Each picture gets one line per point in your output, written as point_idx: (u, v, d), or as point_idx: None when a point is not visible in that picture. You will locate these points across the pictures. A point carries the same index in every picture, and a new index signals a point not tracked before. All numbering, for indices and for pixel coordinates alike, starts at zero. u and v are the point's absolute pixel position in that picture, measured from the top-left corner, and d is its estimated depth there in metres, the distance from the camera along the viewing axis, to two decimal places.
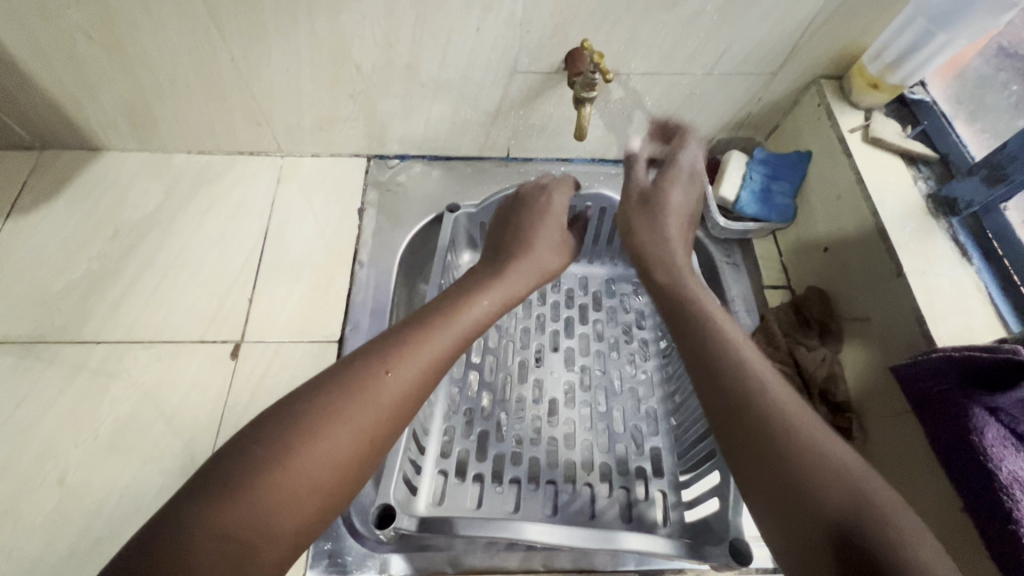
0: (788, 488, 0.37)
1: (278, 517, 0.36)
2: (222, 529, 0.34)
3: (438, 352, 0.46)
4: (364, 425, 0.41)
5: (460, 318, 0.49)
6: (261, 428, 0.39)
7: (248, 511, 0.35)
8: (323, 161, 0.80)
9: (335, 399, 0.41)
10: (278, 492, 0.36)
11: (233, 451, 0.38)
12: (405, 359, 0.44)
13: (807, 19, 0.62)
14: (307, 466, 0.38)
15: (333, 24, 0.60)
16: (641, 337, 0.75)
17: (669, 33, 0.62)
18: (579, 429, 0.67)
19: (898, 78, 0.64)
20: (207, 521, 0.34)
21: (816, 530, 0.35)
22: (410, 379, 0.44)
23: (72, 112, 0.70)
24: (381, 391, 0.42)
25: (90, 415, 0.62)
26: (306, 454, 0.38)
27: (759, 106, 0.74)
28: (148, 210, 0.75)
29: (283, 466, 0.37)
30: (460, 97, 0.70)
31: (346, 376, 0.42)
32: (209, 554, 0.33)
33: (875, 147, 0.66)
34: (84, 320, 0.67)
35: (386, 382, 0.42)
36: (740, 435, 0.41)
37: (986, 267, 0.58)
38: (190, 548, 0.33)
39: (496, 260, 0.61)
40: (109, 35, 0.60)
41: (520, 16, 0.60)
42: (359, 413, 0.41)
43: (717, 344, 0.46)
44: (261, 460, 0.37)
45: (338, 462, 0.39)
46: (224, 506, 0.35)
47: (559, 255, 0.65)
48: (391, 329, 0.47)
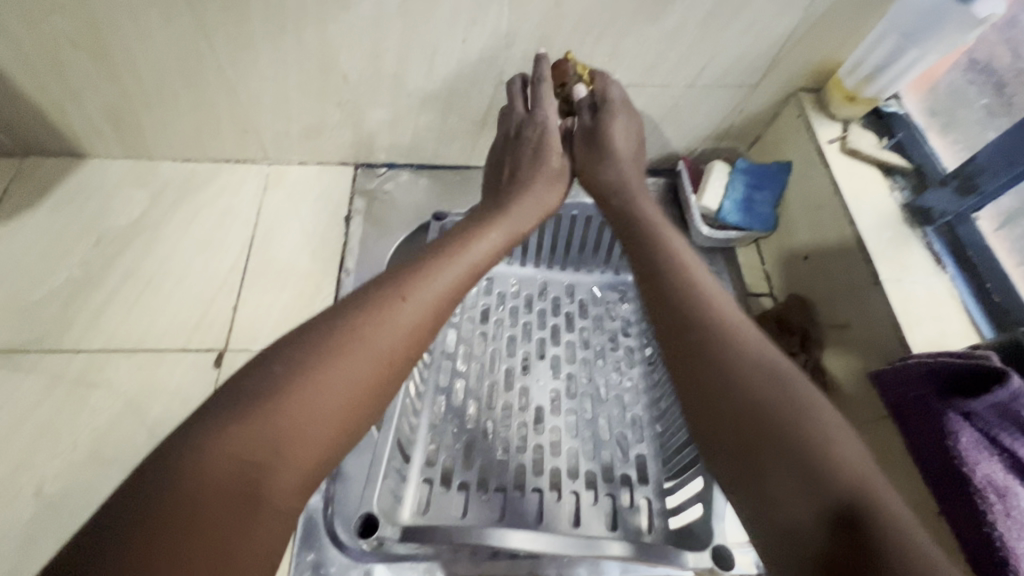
0: (756, 435, 0.37)
1: (296, 443, 0.35)
2: (237, 454, 0.33)
3: (451, 280, 0.47)
4: (383, 348, 0.41)
5: (468, 253, 0.50)
6: (269, 362, 0.38)
7: (265, 434, 0.35)
8: (310, 169, 0.80)
9: (349, 326, 0.41)
10: (295, 417, 0.36)
11: (243, 380, 0.37)
12: (420, 287, 0.45)
13: (785, 34, 0.63)
14: (325, 389, 0.37)
15: (321, 34, 0.60)
16: (627, 345, 0.76)
17: (651, 46, 0.64)
18: (565, 435, 0.67)
19: (873, 91, 0.66)
20: (221, 445, 0.33)
21: (786, 475, 0.35)
22: (427, 305, 0.45)
23: (56, 119, 0.70)
24: (399, 316, 0.43)
25: (70, 424, 0.61)
26: (324, 380, 0.38)
27: (741, 118, 0.76)
28: (132, 218, 0.75)
29: (300, 391, 0.37)
30: (447, 106, 0.71)
31: (361, 305, 0.42)
32: (223, 481, 0.32)
33: (852, 157, 0.67)
34: (64, 328, 0.66)
35: (404, 308, 0.43)
36: (715, 403, 0.40)
37: (960, 275, 0.59)
38: (204, 470, 0.32)
39: (497, 199, 0.58)
40: (95, 42, 0.60)
41: (506, 28, 0.61)
42: (377, 338, 0.41)
43: (698, 313, 0.44)
44: (278, 383, 0.37)
45: (360, 384, 0.39)
46: (237, 430, 0.34)
47: (557, 189, 0.61)
48: (401, 263, 0.48)
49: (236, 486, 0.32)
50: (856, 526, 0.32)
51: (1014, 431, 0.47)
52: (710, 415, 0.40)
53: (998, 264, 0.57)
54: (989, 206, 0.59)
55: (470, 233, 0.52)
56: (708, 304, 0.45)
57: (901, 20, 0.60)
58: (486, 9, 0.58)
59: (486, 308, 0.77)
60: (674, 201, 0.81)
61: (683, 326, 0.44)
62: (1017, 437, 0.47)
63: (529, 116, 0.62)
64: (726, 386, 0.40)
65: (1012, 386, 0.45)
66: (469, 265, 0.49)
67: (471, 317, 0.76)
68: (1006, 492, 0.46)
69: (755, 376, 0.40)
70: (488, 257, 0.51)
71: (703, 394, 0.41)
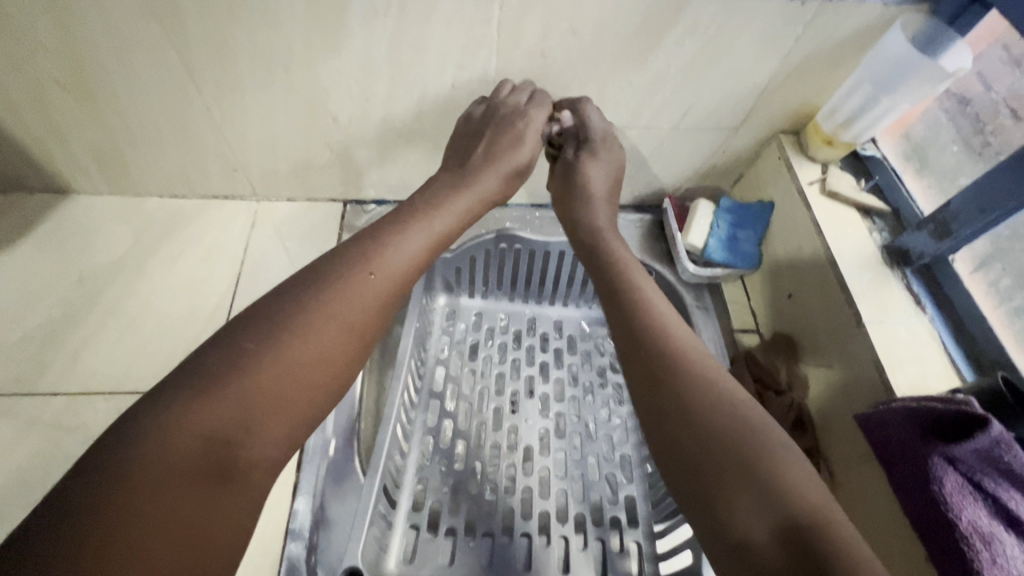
0: (705, 459, 0.38)
1: (266, 417, 0.35)
2: (199, 436, 0.33)
3: (414, 254, 0.46)
4: (348, 322, 0.40)
5: (432, 223, 0.49)
6: (222, 339, 0.37)
7: (232, 410, 0.34)
8: (299, 205, 0.80)
9: (312, 296, 0.40)
10: (260, 392, 0.35)
11: (204, 356, 0.36)
12: (386, 260, 0.44)
13: (763, 82, 0.65)
14: (287, 361, 0.37)
15: (309, 77, 0.61)
16: (615, 382, 0.76)
17: (636, 91, 0.65)
18: (554, 476, 0.67)
19: (850, 135, 0.68)
20: (181, 423, 0.32)
21: (740, 494, 0.36)
22: (394, 276, 0.44)
23: (40, 157, 0.69)
24: (365, 289, 0.41)
25: (42, 472, 0.59)
26: (288, 352, 0.37)
27: (723, 157, 0.78)
28: (116, 255, 0.74)
29: (266, 364, 0.36)
30: (435, 146, 0.72)
31: (323, 275, 0.41)
32: (188, 460, 0.32)
33: (832, 199, 0.69)
34: (41, 371, 0.65)
35: (368, 282, 0.42)
36: (675, 428, 0.40)
37: (939, 316, 0.60)
38: (168, 449, 0.31)
39: (464, 173, 0.58)
40: (80, 83, 0.60)
41: (493, 75, 0.62)
42: (340, 311, 0.40)
43: (661, 340, 0.45)
44: (244, 358, 0.36)
45: (329, 359, 0.39)
46: (200, 409, 0.33)
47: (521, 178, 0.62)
48: (364, 232, 0.46)
49: (204, 466, 0.32)
50: (804, 549, 0.32)
51: (999, 478, 0.47)
52: (671, 439, 0.40)
53: (975, 305, 0.58)
54: (964, 249, 0.60)
55: (435, 204, 0.52)
56: (666, 333, 0.46)
57: (876, 67, 0.61)
58: (474, 56, 0.60)
59: (475, 344, 0.77)
60: (660, 236, 0.82)
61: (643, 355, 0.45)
62: (1002, 484, 0.47)
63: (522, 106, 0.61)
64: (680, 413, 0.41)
65: (994, 432, 0.46)
66: (435, 233, 0.49)
67: (460, 353, 0.76)
68: (992, 539, 0.45)
69: (711, 400, 0.40)
70: (452, 230, 0.51)
71: (660, 421, 0.41)
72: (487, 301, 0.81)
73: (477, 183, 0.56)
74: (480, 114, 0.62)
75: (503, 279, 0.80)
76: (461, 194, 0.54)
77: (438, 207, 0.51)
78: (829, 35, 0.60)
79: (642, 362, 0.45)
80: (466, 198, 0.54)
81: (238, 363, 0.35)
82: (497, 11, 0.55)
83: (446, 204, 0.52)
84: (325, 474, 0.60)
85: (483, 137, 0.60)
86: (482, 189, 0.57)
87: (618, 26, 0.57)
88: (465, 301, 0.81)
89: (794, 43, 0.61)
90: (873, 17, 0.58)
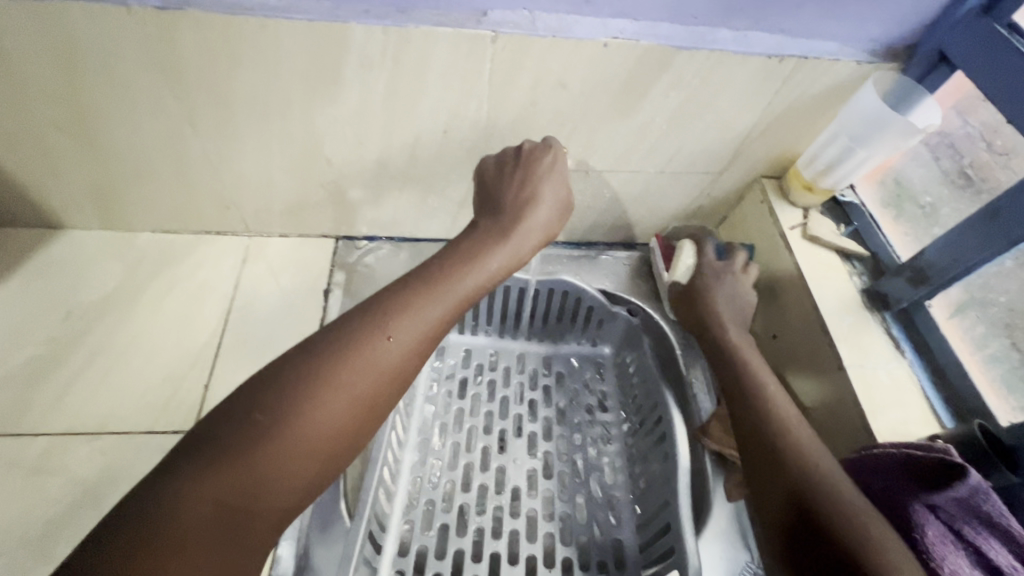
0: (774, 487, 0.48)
1: (271, 488, 0.36)
2: (220, 500, 0.34)
3: (437, 316, 0.45)
4: (360, 388, 0.40)
5: (461, 281, 0.47)
6: (229, 408, 0.37)
7: (240, 479, 0.35)
8: (291, 242, 0.81)
9: (325, 362, 0.40)
10: (271, 463, 0.36)
11: (223, 421, 0.36)
12: (406, 322, 0.43)
13: (744, 131, 0.68)
14: (293, 432, 0.37)
15: (305, 124, 0.62)
16: (603, 421, 0.76)
17: (623, 139, 0.67)
18: (542, 517, 0.67)
19: (830, 182, 0.70)
20: (193, 491, 0.33)
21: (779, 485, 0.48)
22: (411, 339, 0.43)
23: (35, 195, 0.70)
24: (382, 355, 0.41)
25: (20, 518, 0.58)
26: (295, 421, 0.37)
27: (708, 200, 0.80)
28: (107, 291, 0.74)
29: (271, 435, 0.36)
30: (428, 187, 0.73)
31: (338, 341, 0.41)
32: (207, 523, 0.33)
33: (814, 244, 0.71)
34: (25, 410, 0.64)
35: (380, 347, 0.41)
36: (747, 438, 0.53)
37: (918, 360, 0.62)
38: (188, 512, 0.33)
39: (495, 214, 0.55)
40: (79, 127, 0.61)
41: (485, 122, 0.64)
42: (350, 379, 0.40)
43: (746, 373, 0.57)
44: (255, 431, 0.36)
45: (337, 428, 0.39)
46: (218, 478, 0.34)
47: (561, 218, 0.58)
48: (387, 289, 0.46)
49: (221, 528, 0.33)
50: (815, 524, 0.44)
51: (978, 526, 0.48)
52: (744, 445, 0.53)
53: (952, 351, 0.60)
54: (940, 295, 0.62)
55: (468, 258, 0.49)
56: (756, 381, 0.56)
57: (852, 123, 0.65)
58: (466, 105, 0.61)
59: (464, 381, 0.78)
60: (648, 275, 0.83)
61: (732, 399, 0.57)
62: (981, 533, 0.47)
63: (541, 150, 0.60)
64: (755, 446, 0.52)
65: (972, 482, 0.47)
66: (466, 289, 0.47)
67: (449, 390, 0.76)
68: None
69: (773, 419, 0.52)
70: (482, 286, 0.49)
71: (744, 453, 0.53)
72: (480, 337, 0.82)
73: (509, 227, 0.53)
74: (507, 157, 0.60)
75: (494, 315, 0.80)
76: (495, 244, 0.51)
77: (470, 262, 0.49)
78: (807, 89, 0.63)
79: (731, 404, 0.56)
80: (504, 248, 0.52)
81: (248, 435, 0.36)
82: (488, 64, 0.57)
83: (483, 258, 0.50)
84: (310, 518, 0.59)
85: (513, 175, 0.58)
86: (526, 231, 0.54)
87: (605, 80, 0.59)
88: (456, 338, 0.81)
89: (774, 96, 0.63)
90: (848, 73, 0.61)
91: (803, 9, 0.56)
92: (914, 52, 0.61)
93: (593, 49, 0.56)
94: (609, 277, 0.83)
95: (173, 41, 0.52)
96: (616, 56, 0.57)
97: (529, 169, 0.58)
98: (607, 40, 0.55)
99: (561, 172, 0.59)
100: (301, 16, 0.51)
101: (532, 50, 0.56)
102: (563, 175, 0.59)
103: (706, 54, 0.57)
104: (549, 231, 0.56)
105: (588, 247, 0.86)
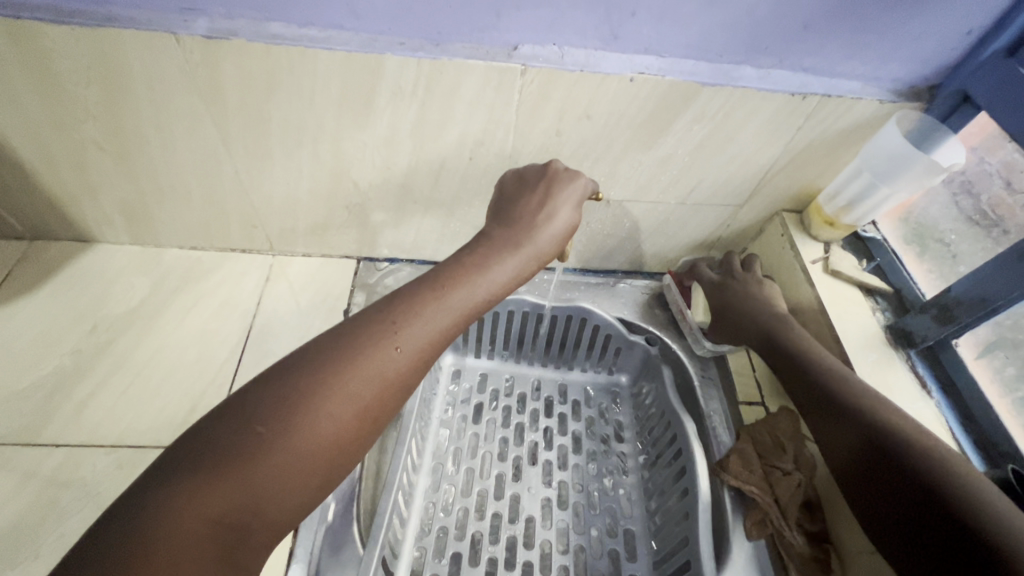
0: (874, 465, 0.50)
1: (273, 500, 0.36)
2: (214, 517, 0.33)
3: (442, 326, 0.45)
4: (361, 396, 0.40)
5: (471, 291, 0.47)
6: (230, 416, 0.37)
7: (239, 493, 0.34)
8: (313, 261, 0.82)
9: (332, 367, 0.40)
10: (270, 479, 0.36)
11: (225, 428, 0.36)
12: (412, 331, 0.43)
13: (765, 165, 0.68)
14: (296, 441, 0.37)
15: (335, 149, 0.64)
16: (619, 451, 0.75)
17: (645, 170, 0.68)
18: (555, 549, 0.65)
19: (852, 218, 0.71)
20: (190, 505, 0.33)
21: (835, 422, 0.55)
22: (418, 350, 0.43)
23: (70, 210, 0.72)
24: (387, 364, 0.42)
25: (33, 531, 0.58)
26: (301, 432, 0.37)
27: (727, 232, 0.80)
28: (132, 305, 0.75)
29: (275, 446, 0.36)
30: (450, 213, 0.74)
31: (342, 350, 0.41)
32: (196, 538, 0.32)
33: (836, 278, 0.71)
34: (48, 420, 0.65)
35: (384, 356, 0.42)
36: (803, 385, 0.59)
37: (946, 401, 0.62)
38: (181, 524, 0.32)
39: (506, 224, 0.54)
40: (118, 146, 0.63)
41: (510, 150, 0.65)
42: (356, 385, 0.40)
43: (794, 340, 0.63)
44: (256, 442, 0.36)
45: (338, 440, 0.39)
46: (211, 493, 0.33)
47: (567, 226, 0.55)
48: (394, 295, 0.46)
49: (212, 544, 0.33)
50: (873, 450, 0.51)
51: None
52: (800, 390, 0.60)
53: (980, 392, 0.59)
54: (967, 334, 0.61)
55: (479, 266, 0.49)
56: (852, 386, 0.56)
57: (873, 159, 0.66)
58: (492, 134, 0.63)
59: (479, 406, 0.77)
60: (664, 305, 0.83)
61: (867, 452, 0.51)
62: None
63: (561, 171, 0.59)
64: (910, 506, 0.47)
65: None
66: (474, 300, 0.47)
67: (464, 415, 0.76)
68: None
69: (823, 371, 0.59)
70: (492, 296, 0.49)
71: (899, 515, 0.48)
72: (493, 361, 0.82)
73: (519, 234, 0.53)
74: (529, 173, 0.60)
75: (509, 340, 0.80)
76: (506, 253, 0.51)
77: (481, 270, 0.49)
78: (829, 126, 0.63)
79: (868, 459, 0.51)
80: (516, 257, 0.51)
81: (246, 448, 0.35)
82: (517, 95, 0.59)
83: (493, 266, 0.49)
84: (323, 540, 0.59)
85: (532, 188, 0.57)
86: (539, 245, 0.53)
87: (630, 113, 0.61)
88: (472, 361, 0.82)
89: (797, 131, 0.64)
90: (871, 111, 0.62)
91: (827, 49, 0.57)
92: (937, 92, 0.62)
93: (620, 83, 0.57)
94: (625, 304, 0.82)
95: (216, 67, 0.55)
96: (642, 90, 0.58)
97: (549, 187, 0.57)
98: (634, 75, 0.57)
99: (573, 188, 0.58)
100: (340, 46, 0.54)
101: (559, 84, 0.57)
102: (576, 192, 0.57)
103: (730, 91, 0.58)
104: (563, 241, 0.55)
105: (607, 275, 0.86)
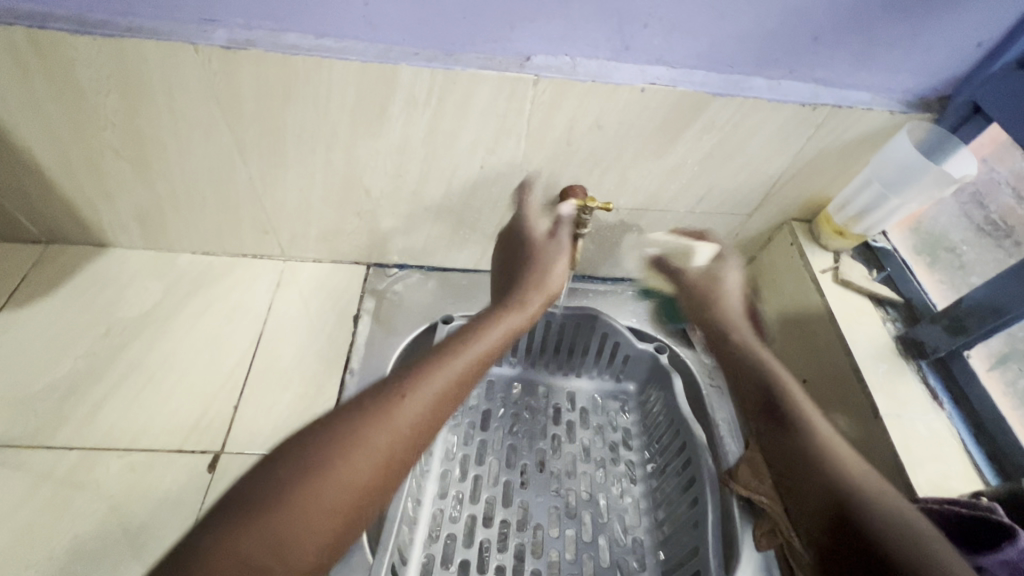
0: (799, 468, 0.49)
1: (296, 549, 0.36)
2: (242, 559, 0.33)
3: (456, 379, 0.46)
4: (381, 445, 0.40)
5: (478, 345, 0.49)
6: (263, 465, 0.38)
7: (268, 538, 0.35)
8: (324, 267, 0.82)
9: (356, 417, 0.41)
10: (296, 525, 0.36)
11: (257, 476, 0.37)
12: (428, 383, 0.44)
13: (775, 174, 0.69)
14: (320, 490, 0.37)
15: (349, 157, 0.65)
16: (627, 459, 0.75)
17: (655, 179, 0.68)
18: (563, 559, 0.65)
19: (862, 228, 0.70)
20: (224, 546, 0.33)
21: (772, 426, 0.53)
22: (436, 401, 0.44)
23: (86, 215, 0.73)
24: (404, 413, 0.42)
25: (47, 531, 0.58)
26: (325, 481, 0.37)
27: (736, 241, 0.80)
28: (145, 308, 0.76)
29: (299, 495, 0.36)
30: (460, 220, 0.75)
31: (364, 402, 0.42)
32: None
33: (845, 287, 0.71)
34: (61, 422, 0.66)
35: (403, 407, 0.42)
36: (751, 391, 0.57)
37: (957, 412, 0.61)
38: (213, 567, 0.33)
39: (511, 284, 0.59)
40: (136, 153, 0.64)
41: (521, 158, 0.65)
42: (380, 434, 0.40)
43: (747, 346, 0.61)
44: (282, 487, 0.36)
45: (358, 489, 0.39)
46: (243, 535, 0.34)
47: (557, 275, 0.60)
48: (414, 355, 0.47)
49: None
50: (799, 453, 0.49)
51: None
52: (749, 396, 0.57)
53: (992, 404, 0.59)
54: (979, 345, 0.61)
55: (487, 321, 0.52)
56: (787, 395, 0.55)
57: (884, 169, 0.66)
58: (503, 142, 0.63)
59: (487, 412, 0.77)
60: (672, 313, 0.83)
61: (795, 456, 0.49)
62: None
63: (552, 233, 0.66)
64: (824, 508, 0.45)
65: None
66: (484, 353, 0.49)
67: (472, 421, 0.76)
68: None
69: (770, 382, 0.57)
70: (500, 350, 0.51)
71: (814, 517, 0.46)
72: (503, 367, 0.82)
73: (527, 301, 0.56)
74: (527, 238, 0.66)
75: (518, 346, 0.80)
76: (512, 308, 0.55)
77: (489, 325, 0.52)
78: (839, 136, 0.64)
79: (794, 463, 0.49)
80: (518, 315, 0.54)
81: (275, 492, 0.36)
82: (529, 105, 0.59)
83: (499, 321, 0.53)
84: None
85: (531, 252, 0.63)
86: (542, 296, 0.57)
87: (641, 122, 0.61)
88: None
89: (806, 142, 0.64)
90: (881, 122, 0.62)
91: (837, 61, 0.58)
92: (947, 103, 0.62)
93: (631, 93, 0.58)
94: (634, 311, 0.83)
95: (232, 76, 0.56)
96: (653, 100, 0.59)
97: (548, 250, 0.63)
98: (645, 85, 0.57)
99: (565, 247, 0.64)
100: (356, 57, 0.54)
101: (571, 93, 0.58)
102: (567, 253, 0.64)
103: (740, 101, 0.59)
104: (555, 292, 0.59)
105: (615, 282, 0.86)
